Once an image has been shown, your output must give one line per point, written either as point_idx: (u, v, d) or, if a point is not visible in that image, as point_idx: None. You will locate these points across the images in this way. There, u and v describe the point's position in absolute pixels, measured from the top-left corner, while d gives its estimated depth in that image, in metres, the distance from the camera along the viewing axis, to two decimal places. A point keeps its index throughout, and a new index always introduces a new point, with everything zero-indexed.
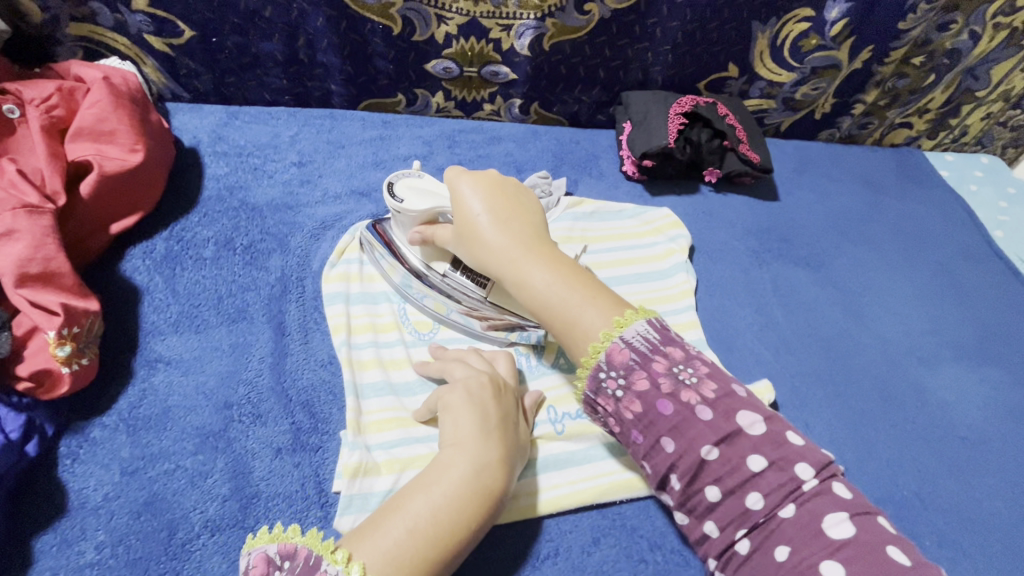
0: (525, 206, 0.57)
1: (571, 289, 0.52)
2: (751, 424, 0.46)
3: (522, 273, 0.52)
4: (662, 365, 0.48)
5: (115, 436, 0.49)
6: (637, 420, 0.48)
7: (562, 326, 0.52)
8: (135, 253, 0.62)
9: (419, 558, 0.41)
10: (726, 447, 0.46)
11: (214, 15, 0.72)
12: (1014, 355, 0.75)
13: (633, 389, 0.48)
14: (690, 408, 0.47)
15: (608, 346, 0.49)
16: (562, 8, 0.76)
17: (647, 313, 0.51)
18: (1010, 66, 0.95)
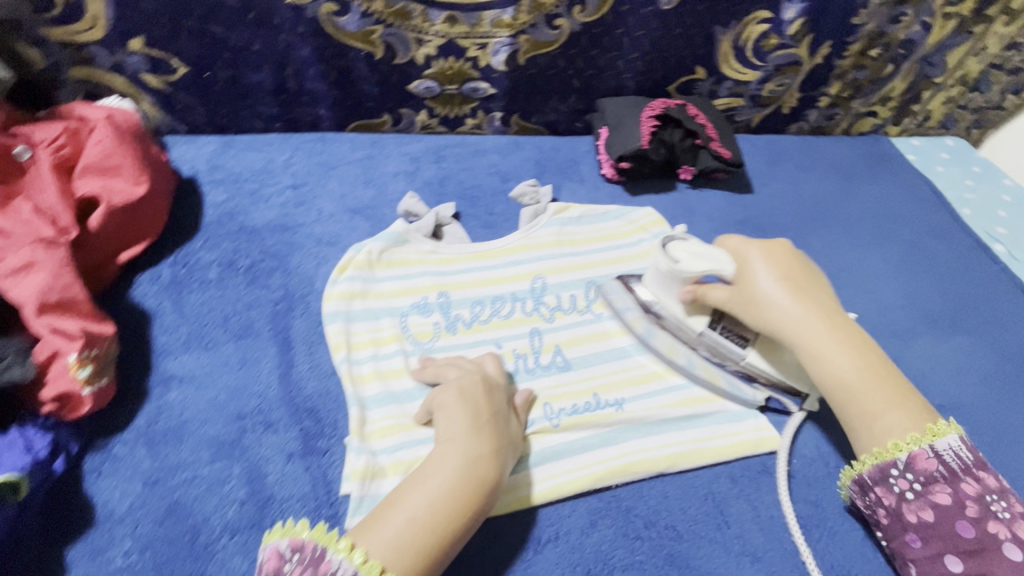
0: (812, 277, 0.61)
1: (870, 382, 0.55)
2: (987, 488, 0.49)
3: (824, 356, 0.56)
4: (976, 485, 0.49)
5: (136, 450, 0.53)
6: (924, 528, 0.50)
7: (850, 409, 0.55)
8: (143, 280, 0.66)
9: (421, 545, 0.44)
10: (938, 497, 0.50)
11: (205, 52, 0.76)
12: (985, 324, 0.79)
13: (932, 499, 0.50)
14: (954, 510, 0.49)
15: (897, 456, 0.52)
16: (534, 24, 0.81)
17: (955, 428, 0.52)
18: (964, 52, 1.00)
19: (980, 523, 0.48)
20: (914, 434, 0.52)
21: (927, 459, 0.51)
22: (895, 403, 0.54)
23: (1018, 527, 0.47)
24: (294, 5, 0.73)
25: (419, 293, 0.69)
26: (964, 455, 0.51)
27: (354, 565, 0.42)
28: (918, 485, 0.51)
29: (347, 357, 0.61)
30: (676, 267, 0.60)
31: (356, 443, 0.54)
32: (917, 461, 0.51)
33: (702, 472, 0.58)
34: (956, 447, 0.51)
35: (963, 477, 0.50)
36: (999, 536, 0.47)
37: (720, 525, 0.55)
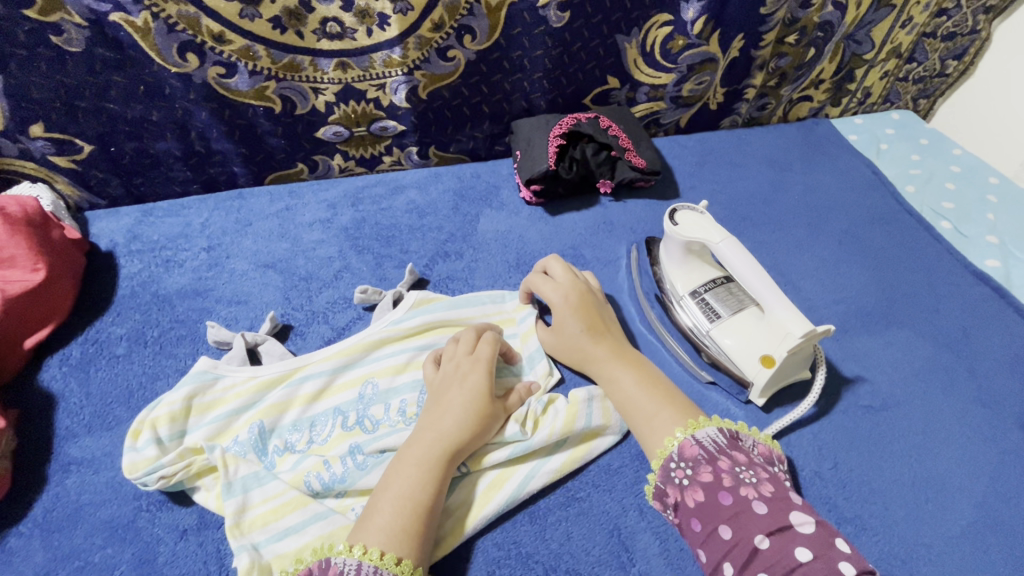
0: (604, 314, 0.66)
1: (647, 395, 0.57)
2: (736, 461, 0.49)
3: (612, 375, 0.60)
4: (728, 461, 0.49)
5: (30, 542, 0.53)
6: (700, 511, 0.48)
7: (632, 419, 0.57)
8: (52, 363, 0.67)
9: (406, 523, 0.48)
10: (703, 476, 0.49)
11: (106, 128, 0.78)
12: (920, 311, 0.75)
13: (699, 479, 0.49)
14: (715, 484, 0.48)
15: (671, 449, 0.52)
16: (426, 59, 0.81)
17: (719, 419, 0.54)
18: (889, 26, 0.96)
19: (735, 490, 0.47)
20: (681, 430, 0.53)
21: (692, 444, 0.51)
22: (667, 406, 0.56)
23: (767, 488, 0.47)
24: (180, 73, 0.74)
25: (277, 402, 0.60)
26: (720, 439, 0.52)
27: (357, 558, 0.45)
28: (689, 470, 0.50)
29: (229, 446, 0.57)
30: (673, 228, 0.67)
31: (235, 539, 0.50)
32: (685, 450, 0.51)
33: (609, 507, 0.56)
34: (713, 433, 0.52)
35: (719, 456, 0.50)
36: (750, 496, 0.46)
37: (624, 563, 0.53)
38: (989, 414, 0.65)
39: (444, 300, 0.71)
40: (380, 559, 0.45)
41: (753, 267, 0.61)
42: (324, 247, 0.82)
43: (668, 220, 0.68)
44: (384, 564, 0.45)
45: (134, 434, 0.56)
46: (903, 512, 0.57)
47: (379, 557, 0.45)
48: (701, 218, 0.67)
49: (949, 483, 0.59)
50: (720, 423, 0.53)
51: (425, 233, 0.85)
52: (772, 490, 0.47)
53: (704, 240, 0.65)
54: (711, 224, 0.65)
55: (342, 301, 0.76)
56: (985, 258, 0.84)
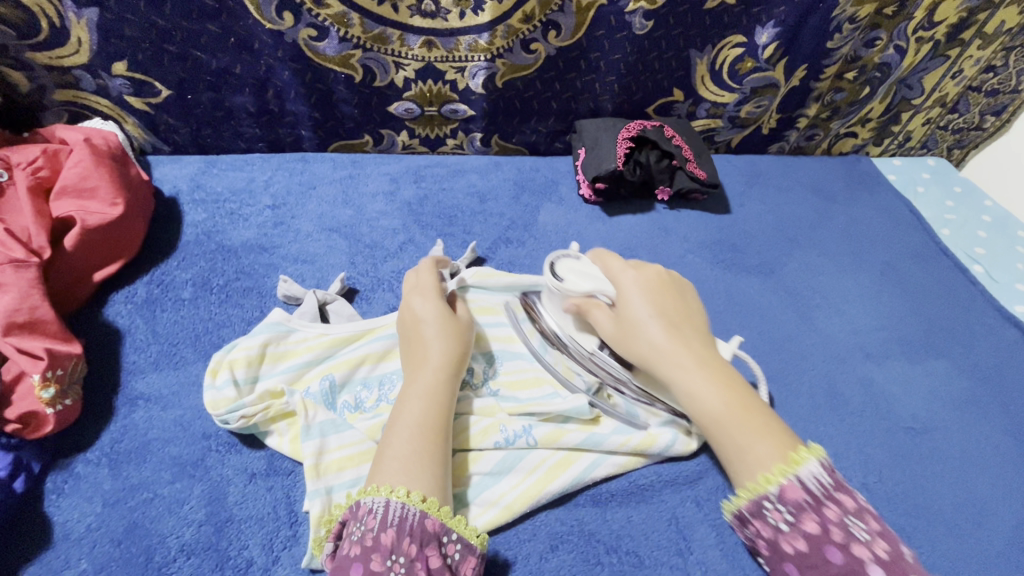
0: (693, 317, 0.59)
1: (736, 416, 0.51)
2: (846, 511, 0.47)
3: (693, 387, 0.53)
4: (838, 509, 0.47)
5: (98, 470, 0.53)
6: (798, 557, 0.47)
7: (719, 443, 0.51)
8: (118, 299, 0.66)
9: (422, 452, 0.49)
10: (808, 527, 0.47)
11: (188, 75, 0.78)
12: (955, 346, 0.80)
13: (802, 529, 0.47)
14: (822, 538, 0.46)
15: (769, 489, 0.48)
16: (510, 49, 0.83)
17: (815, 451, 0.50)
18: (940, 75, 1.01)
19: (845, 548, 0.45)
20: (781, 466, 0.49)
21: (795, 488, 0.48)
22: (764, 433, 0.50)
23: (880, 547, 0.45)
24: (273, 31, 0.75)
25: (349, 357, 0.61)
26: (827, 480, 0.48)
27: (386, 496, 0.46)
28: (791, 516, 0.48)
29: (304, 393, 0.58)
30: (560, 285, 0.62)
31: (312, 481, 0.52)
32: (787, 492, 0.48)
33: (667, 496, 0.58)
34: (818, 473, 0.48)
35: (825, 503, 0.47)
36: (863, 558, 0.44)
37: (682, 551, 0.55)
38: (1019, 447, 0.70)
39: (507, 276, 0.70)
40: (407, 496, 0.46)
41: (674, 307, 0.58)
42: (388, 218, 0.83)
43: (550, 273, 0.63)
44: (410, 501, 0.46)
45: (213, 373, 0.57)
46: (932, 534, 0.61)
47: (406, 495, 0.46)
48: (581, 269, 0.64)
49: (976, 512, 0.63)
50: (817, 453, 0.50)
51: (486, 218, 0.86)
52: (887, 548, 0.45)
53: (596, 289, 0.61)
54: (594, 272, 0.63)
55: (405, 271, 0.77)
56: (1015, 302, 0.89)
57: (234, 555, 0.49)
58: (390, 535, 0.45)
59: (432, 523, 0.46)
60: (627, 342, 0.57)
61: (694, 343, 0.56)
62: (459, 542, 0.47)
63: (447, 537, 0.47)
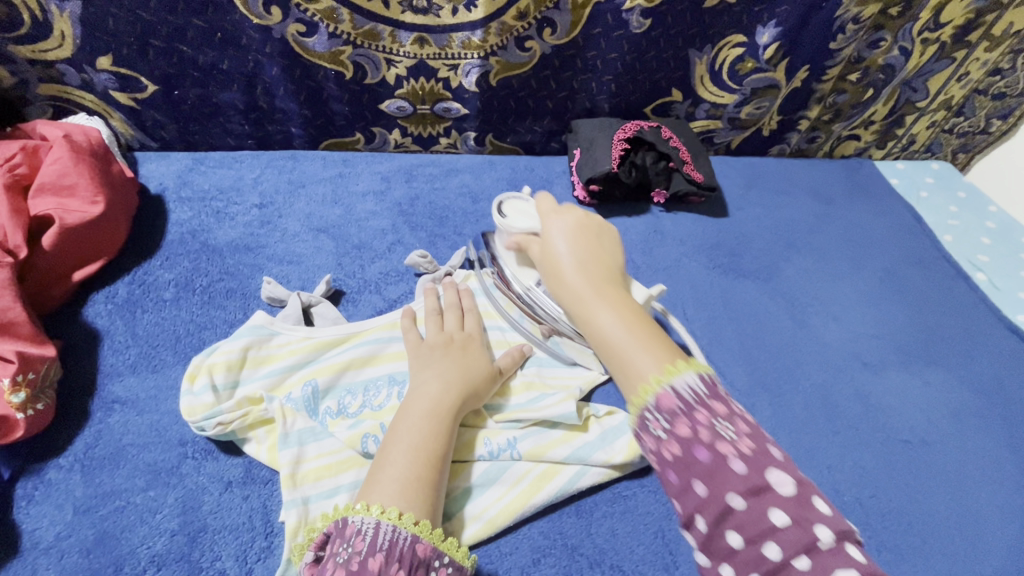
0: (608, 259, 0.60)
1: (634, 327, 0.50)
2: (716, 415, 0.43)
3: (591, 313, 0.53)
4: (708, 414, 0.43)
5: (70, 476, 0.52)
6: (675, 464, 0.42)
7: (615, 367, 0.49)
8: (98, 299, 0.65)
9: (419, 475, 0.48)
10: (683, 433, 0.42)
11: (174, 71, 0.77)
12: (956, 356, 0.78)
13: (678, 434, 0.42)
14: (707, 449, 0.41)
15: (649, 398, 0.44)
16: (503, 46, 0.81)
17: (697, 363, 0.46)
18: (946, 78, 0.99)
19: (711, 447, 0.41)
20: (660, 376, 0.45)
21: (670, 395, 0.44)
22: (649, 347, 0.48)
23: (744, 443, 0.42)
24: (261, 26, 0.73)
25: (333, 364, 0.60)
26: (702, 389, 0.44)
27: (375, 516, 0.45)
28: (667, 425, 0.43)
29: (284, 400, 0.57)
30: (504, 224, 0.66)
31: (288, 490, 0.51)
32: (663, 401, 0.44)
33: (655, 510, 0.57)
34: (694, 383, 0.44)
35: (699, 409, 0.43)
36: (726, 453, 0.41)
37: (669, 566, 0.53)
38: (1018, 461, 0.68)
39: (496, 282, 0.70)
40: (398, 518, 0.45)
41: (593, 235, 0.61)
42: (377, 218, 0.81)
43: (497, 214, 0.68)
44: (401, 524, 0.45)
45: (191, 377, 0.55)
46: (927, 550, 0.60)
47: (397, 517, 0.45)
48: (524, 209, 0.68)
49: (973, 528, 0.62)
50: (700, 367, 0.46)
51: (478, 219, 0.85)
52: (752, 445, 0.42)
53: (533, 228, 0.64)
54: (532, 212, 0.67)
55: (395, 273, 0.75)
56: (1019, 312, 0.87)
57: (206, 566, 0.48)
58: (379, 559, 0.43)
59: (423, 548, 0.45)
60: (551, 280, 0.59)
61: (598, 272, 0.57)
62: (450, 566, 0.46)
63: (437, 561, 0.45)
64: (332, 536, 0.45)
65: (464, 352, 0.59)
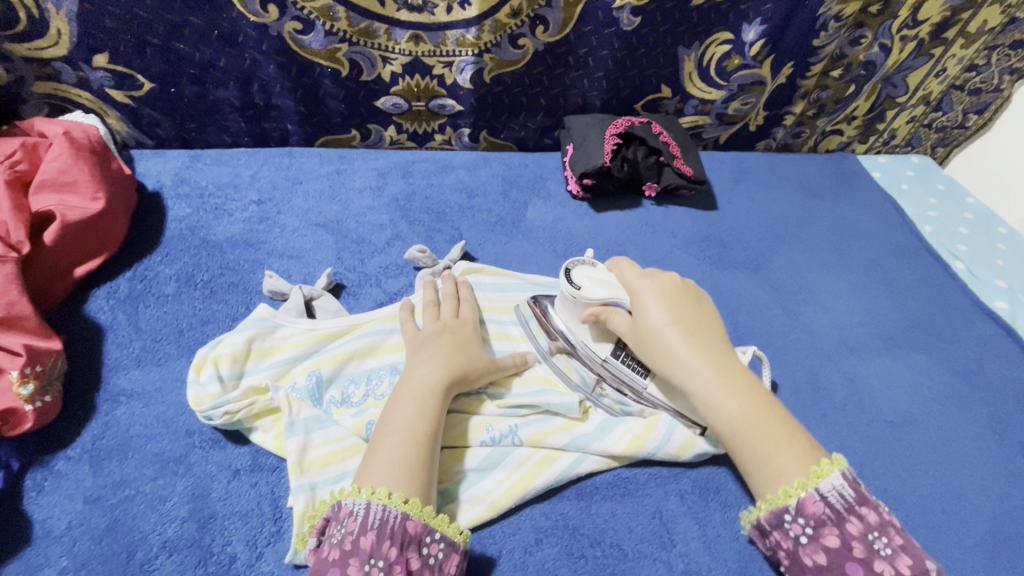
0: (709, 323, 0.59)
1: (764, 421, 0.53)
2: (867, 525, 0.48)
3: (712, 400, 0.54)
4: (861, 524, 0.48)
5: (79, 467, 0.52)
6: (817, 571, 0.49)
7: (744, 455, 0.53)
8: (100, 294, 0.66)
9: (410, 454, 0.50)
10: (827, 540, 0.48)
11: (171, 68, 0.77)
12: (936, 341, 0.81)
13: (822, 541, 0.49)
14: (842, 552, 0.48)
15: (789, 500, 0.50)
16: (497, 44, 0.82)
17: (839, 462, 0.51)
18: (924, 74, 1.02)
19: (867, 564, 0.47)
20: (803, 479, 0.50)
21: (815, 501, 0.49)
22: (784, 442, 0.52)
23: (903, 560, 0.47)
24: (258, 23, 0.74)
25: (335, 354, 0.61)
26: (848, 492, 0.49)
27: (366, 497, 0.47)
28: (810, 529, 0.49)
29: (289, 390, 0.58)
30: (578, 294, 0.60)
31: (296, 476, 0.52)
32: (806, 505, 0.50)
33: (652, 491, 0.59)
34: (840, 486, 0.49)
35: (848, 517, 0.49)
36: (885, 574, 0.46)
37: (665, 544, 0.56)
38: (995, 439, 0.71)
39: (495, 274, 0.73)
40: (388, 497, 0.47)
41: (689, 303, 0.59)
42: (375, 213, 0.83)
43: (565, 280, 0.61)
44: (391, 503, 0.47)
45: (197, 368, 0.57)
46: (910, 524, 0.62)
47: (387, 496, 0.47)
48: (597, 275, 0.61)
49: (953, 502, 0.65)
50: (842, 466, 0.51)
51: (474, 214, 0.86)
52: (909, 563, 0.47)
53: (615, 297, 0.59)
54: (609, 279, 0.60)
55: (394, 267, 0.76)
56: (995, 299, 0.90)
57: (217, 551, 0.49)
58: (370, 538, 0.45)
59: (413, 525, 0.47)
60: (651, 355, 0.57)
61: (705, 346, 0.56)
62: (441, 541, 0.48)
63: (428, 538, 0.47)
64: (328, 519, 0.48)
65: (456, 336, 0.61)
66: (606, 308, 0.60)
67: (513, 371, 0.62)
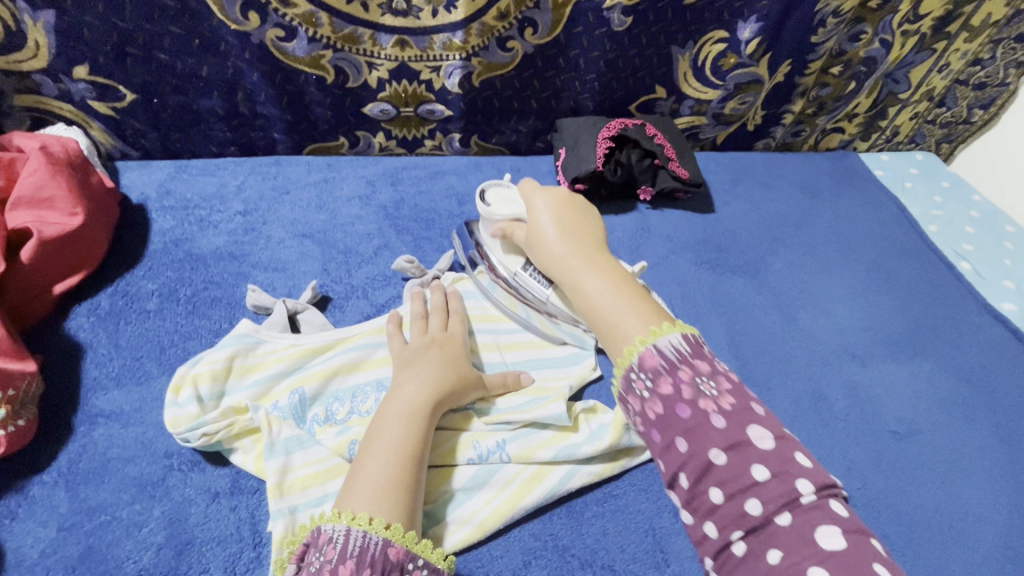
0: (593, 230, 0.62)
1: (620, 298, 0.52)
2: (699, 373, 0.45)
3: (579, 279, 0.56)
4: (690, 371, 0.45)
5: (54, 492, 0.51)
6: (659, 427, 0.44)
7: (602, 332, 0.52)
8: (80, 311, 0.64)
9: (392, 478, 0.48)
10: (664, 389, 0.44)
11: (153, 79, 0.76)
12: (942, 346, 0.78)
13: (661, 393, 0.44)
14: (679, 402, 0.44)
15: (638, 349, 0.47)
16: (485, 47, 0.80)
17: (681, 326, 0.48)
18: (927, 69, 0.99)
19: (693, 403, 0.43)
20: (644, 336, 0.48)
21: (652, 355, 0.46)
22: (633, 310, 0.51)
23: (727, 400, 0.44)
24: (239, 31, 0.73)
25: (319, 371, 0.59)
26: (684, 347, 0.46)
27: (346, 524, 0.45)
28: (650, 383, 0.45)
29: (271, 409, 0.56)
30: (487, 211, 0.68)
31: (275, 500, 0.50)
32: (646, 360, 0.46)
33: (645, 508, 0.57)
34: (676, 342, 0.46)
35: (680, 366, 0.45)
36: (708, 410, 0.43)
37: (660, 564, 0.54)
38: (1005, 448, 0.68)
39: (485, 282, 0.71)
40: (369, 524, 0.45)
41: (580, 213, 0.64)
42: (363, 222, 0.81)
43: (479, 201, 0.69)
44: (372, 529, 0.45)
45: (175, 388, 0.55)
46: (916, 540, 0.60)
47: (368, 522, 0.45)
48: (506, 195, 0.69)
49: (960, 516, 0.62)
50: (684, 329, 0.48)
51: (464, 221, 0.84)
52: (733, 402, 0.44)
53: (517, 212, 0.66)
54: (515, 198, 0.68)
55: (381, 278, 0.75)
56: (1003, 300, 0.88)
57: None
58: (349, 567, 0.43)
59: (395, 552, 0.45)
60: (537, 255, 0.62)
61: (578, 233, 0.61)
62: (425, 567, 0.46)
63: (412, 564, 0.45)
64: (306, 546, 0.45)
65: (444, 351, 0.59)
66: (512, 222, 0.67)
67: (502, 391, 0.60)
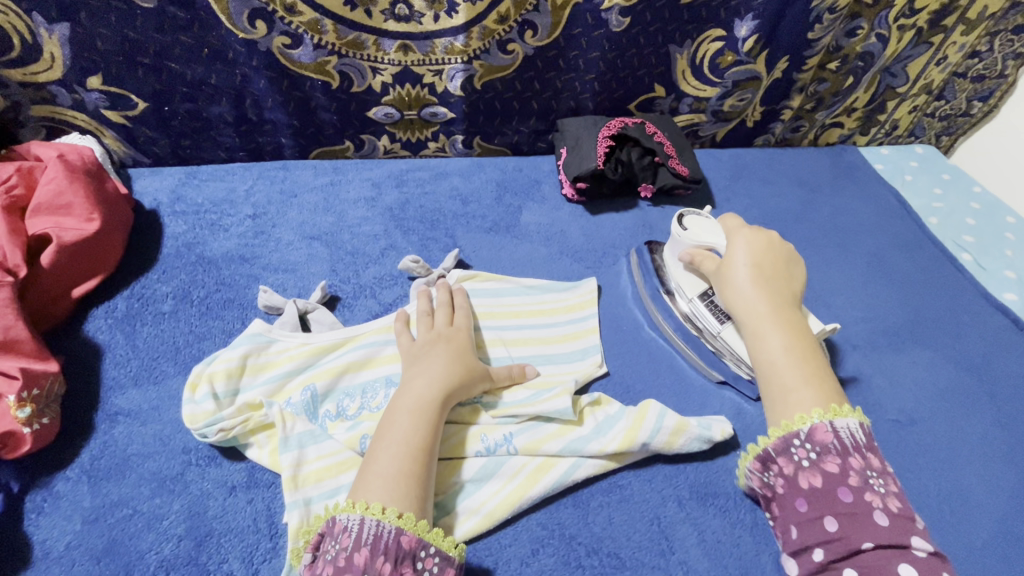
0: (792, 285, 0.65)
1: (800, 358, 0.58)
2: (869, 463, 0.51)
3: (761, 330, 0.60)
4: (863, 461, 0.51)
5: (77, 487, 0.53)
6: (809, 493, 0.51)
7: (770, 384, 0.57)
8: (98, 314, 0.66)
9: (404, 469, 0.49)
10: (829, 466, 0.51)
11: (164, 87, 0.78)
12: (942, 336, 0.79)
13: (823, 467, 0.52)
14: (839, 478, 0.51)
15: (800, 427, 0.53)
16: (486, 50, 0.82)
17: (859, 413, 0.54)
18: (925, 63, 1.00)
19: (859, 492, 0.50)
20: (820, 411, 0.54)
21: (825, 431, 0.53)
22: (816, 381, 0.56)
23: (893, 501, 0.49)
24: (246, 40, 0.75)
25: (331, 367, 0.61)
26: (859, 435, 0.53)
27: (359, 513, 0.47)
28: (815, 454, 0.52)
29: (284, 405, 0.58)
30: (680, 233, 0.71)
31: (290, 493, 0.52)
32: (816, 433, 0.53)
33: (650, 498, 0.58)
34: (853, 428, 0.53)
35: (853, 452, 0.51)
36: (873, 504, 0.49)
37: (664, 551, 0.55)
38: (1005, 436, 0.69)
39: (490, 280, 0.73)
40: (382, 513, 0.47)
41: (773, 266, 0.65)
42: (369, 224, 0.83)
43: (675, 222, 0.72)
44: (384, 518, 0.46)
45: (191, 386, 0.57)
46: None
47: (381, 512, 0.47)
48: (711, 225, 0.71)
49: (960, 502, 0.63)
50: (861, 417, 0.54)
51: (468, 221, 0.86)
52: (899, 505, 0.49)
53: (712, 244, 0.69)
54: (716, 228, 0.70)
55: (388, 277, 0.76)
56: (1004, 290, 0.88)
57: (213, 569, 0.50)
58: (364, 554, 0.45)
59: (408, 540, 0.46)
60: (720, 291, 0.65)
61: (773, 274, 0.64)
62: (436, 555, 0.47)
63: (423, 552, 0.47)
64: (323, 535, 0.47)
65: (450, 346, 0.61)
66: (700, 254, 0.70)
67: (507, 383, 0.62)
